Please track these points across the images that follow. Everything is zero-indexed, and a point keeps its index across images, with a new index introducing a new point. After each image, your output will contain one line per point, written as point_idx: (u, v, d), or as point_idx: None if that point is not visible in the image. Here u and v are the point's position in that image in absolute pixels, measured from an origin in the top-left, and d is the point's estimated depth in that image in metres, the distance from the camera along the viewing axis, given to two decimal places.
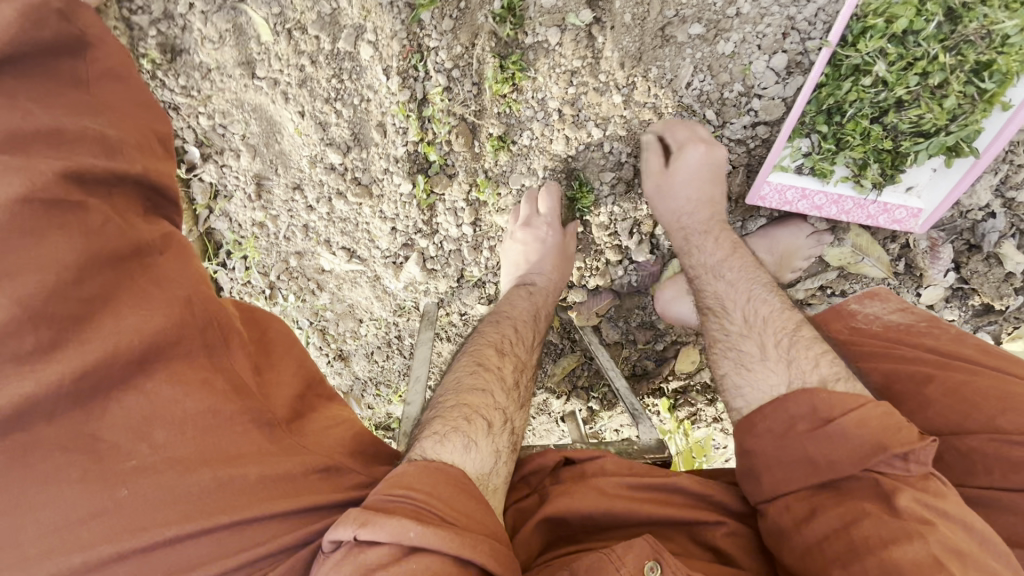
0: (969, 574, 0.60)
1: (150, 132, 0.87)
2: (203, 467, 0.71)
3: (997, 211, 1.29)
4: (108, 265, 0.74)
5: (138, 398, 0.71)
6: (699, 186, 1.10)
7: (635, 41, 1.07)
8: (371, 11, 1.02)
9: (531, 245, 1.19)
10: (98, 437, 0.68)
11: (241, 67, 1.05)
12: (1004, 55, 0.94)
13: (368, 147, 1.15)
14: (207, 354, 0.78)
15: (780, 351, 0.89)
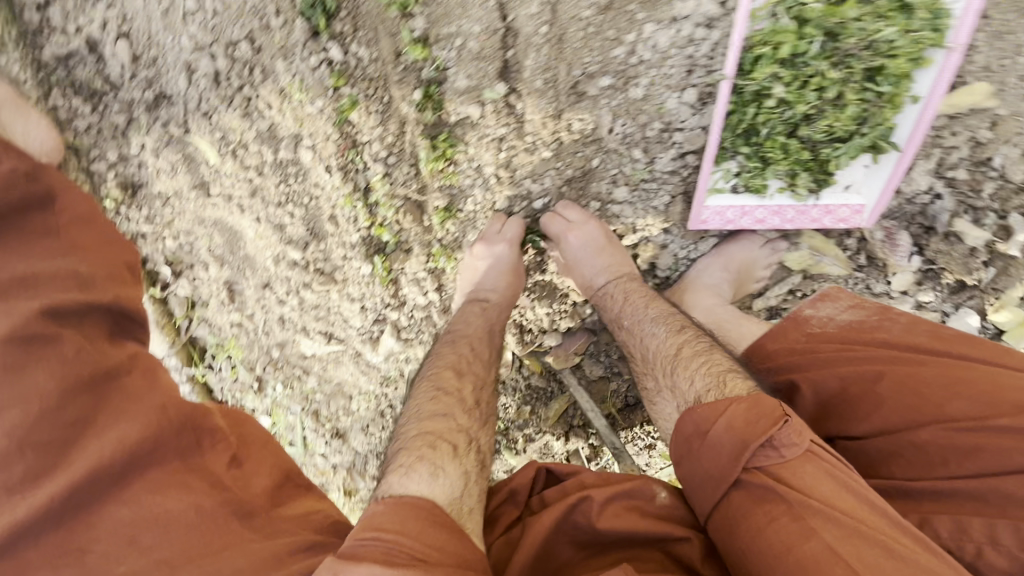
0: (863, 555, 0.70)
1: (122, 265, 0.94)
2: (189, 564, 0.75)
3: (942, 192, 1.31)
4: (87, 389, 0.77)
5: (121, 507, 0.75)
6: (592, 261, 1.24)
7: (551, 102, 1.13)
8: (305, 121, 1.09)
9: (488, 260, 1.24)
10: (87, 549, 0.72)
11: (196, 189, 1.13)
12: (892, 59, 0.99)
13: (325, 239, 1.22)
14: (181, 460, 0.82)
15: (666, 379, 1.04)
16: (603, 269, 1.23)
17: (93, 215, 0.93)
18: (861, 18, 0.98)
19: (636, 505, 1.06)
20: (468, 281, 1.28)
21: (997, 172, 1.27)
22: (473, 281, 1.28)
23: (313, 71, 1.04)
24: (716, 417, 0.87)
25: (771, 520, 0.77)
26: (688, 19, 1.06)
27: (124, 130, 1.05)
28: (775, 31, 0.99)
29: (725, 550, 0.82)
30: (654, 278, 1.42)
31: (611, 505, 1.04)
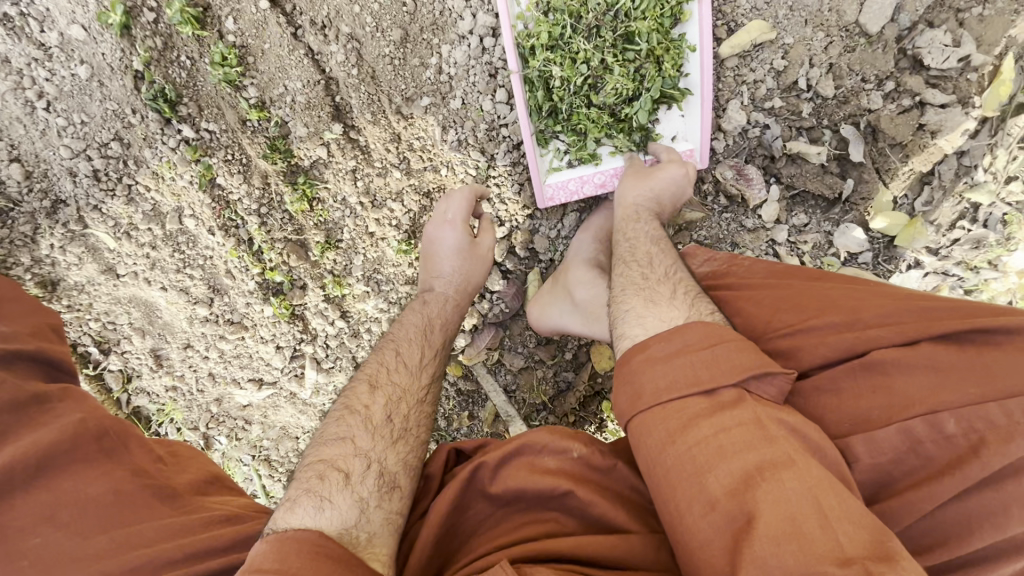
0: (813, 466, 0.72)
1: (44, 326, 1.10)
2: (102, 534, 0.90)
3: (767, 122, 1.43)
4: (11, 411, 0.93)
5: (42, 493, 0.90)
6: (657, 177, 1.19)
7: (386, 129, 1.31)
8: (181, 194, 1.28)
9: (441, 245, 1.29)
10: (9, 525, 0.87)
11: (105, 273, 1.31)
12: (635, 22, 1.18)
13: (227, 293, 1.39)
14: (106, 457, 0.96)
15: (685, 296, 1.00)
16: (659, 191, 1.18)
17: (18, 294, 1.12)
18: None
19: (536, 460, 0.99)
20: (435, 263, 1.30)
21: (809, 92, 1.41)
22: (438, 264, 1.31)
23: (174, 152, 1.24)
24: (714, 339, 0.86)
25: (740, 424, 0.77)
26: (473, 35, 1.26)
27: (34, 237, 1.25)
28: (530, 28, 1.19)
29: (658, 453, 0.79)
30: (538, 262, 1.52)
31: (511, 465, 0.99)
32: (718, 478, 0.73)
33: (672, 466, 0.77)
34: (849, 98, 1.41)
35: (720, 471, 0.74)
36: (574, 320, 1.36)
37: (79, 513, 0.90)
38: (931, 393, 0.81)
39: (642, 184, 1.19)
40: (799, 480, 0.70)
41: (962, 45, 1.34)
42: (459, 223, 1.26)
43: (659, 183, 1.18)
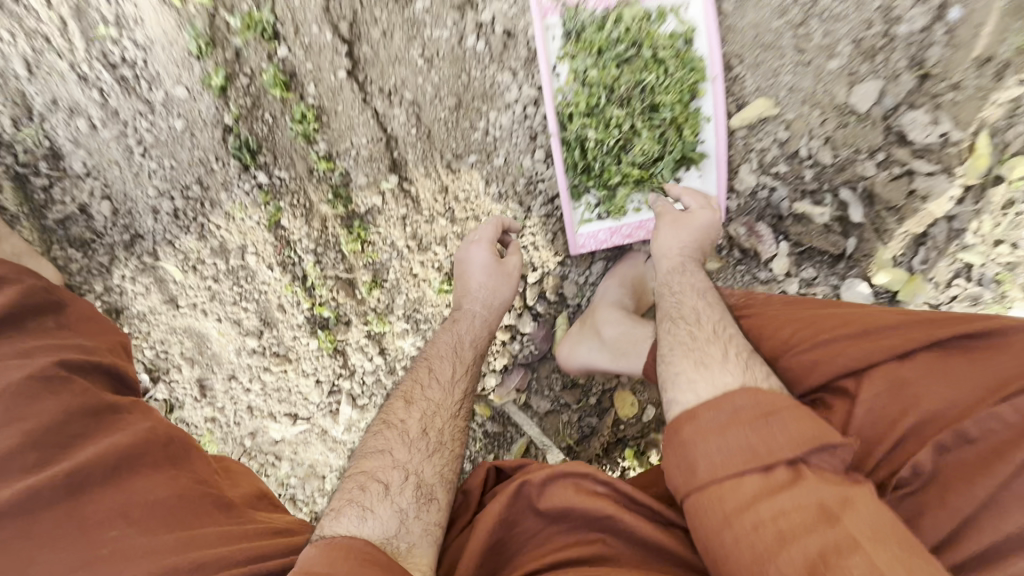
0: (879, 549, 0.75)
1: (117, 343, 1.17)
2: (171, 532, 0.90)
3: (773, 184, 1.61)
4: (89, 414, 0.97)
5: (116, 489, 0.91)
6: (693, 222, 1.29)
7: (436, 180, 1.47)
8: (249, 234, 1.41)
9: (469, 266, 1.36)
10: (84, 516, 0.87)
11: (168, 304, 1.41)
12: (660, 95, 1.36)
13: (277, 326, 1.47)
14: (172, 463, 1.00)
15: (736, 356, 1.03)
16: (695, 237, 1.28)
17: (94, 313, 1.18)
18: (628, 72, 1.36)
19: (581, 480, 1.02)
20: (467, 286, 1.35)
21: (810, 160, 1.59)
22: (469, 287, 1.34)
23: (247, 195, 1.39)
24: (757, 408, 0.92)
25: (797, 506, 0.81)
26: (518, 103, 1.43)
27: (109, 266, 1.37)
28: (569, 98, 1.38)
29: (720, 535, 0.84)
30: (565, 307, 1.62)
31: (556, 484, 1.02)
32: (782, 565, 0.77)
33: (736, 550, 0.82)
34: (845, 166, 1.58)
35: (786, 559, 0.77)
36: (599, 356, 1.46)
37: (140, 517, 0.90)
38: (954, 415, 0.87)
39: (671, 232, 1.28)
40: (863, 568, 0.73)
41: (941, 124, 1.55)
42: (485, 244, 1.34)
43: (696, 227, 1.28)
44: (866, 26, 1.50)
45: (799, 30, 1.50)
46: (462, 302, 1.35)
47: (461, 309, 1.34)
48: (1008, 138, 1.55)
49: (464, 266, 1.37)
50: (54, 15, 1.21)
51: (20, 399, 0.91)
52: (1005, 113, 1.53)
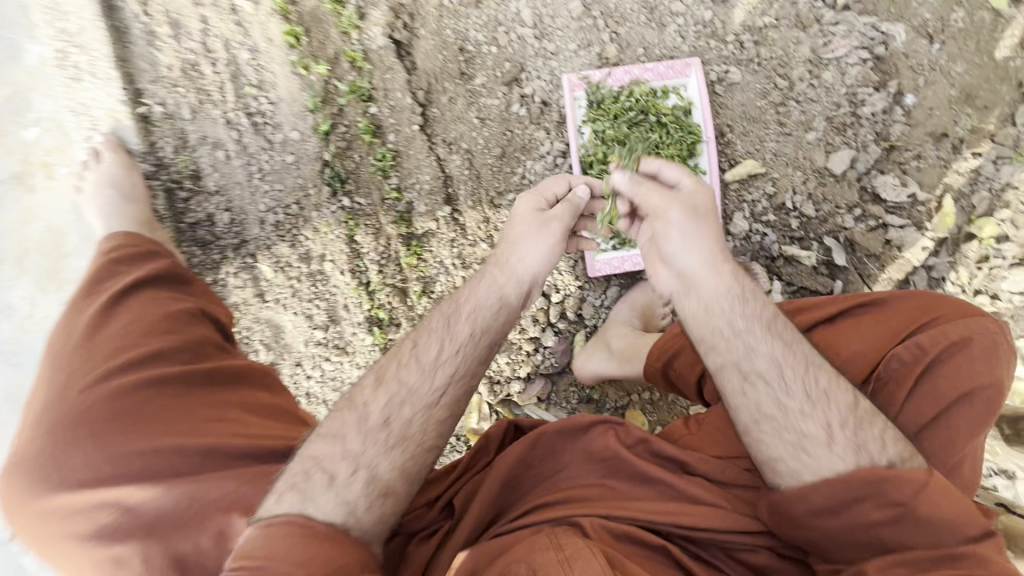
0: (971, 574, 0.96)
1: (225, 308, 1.43)
2: (272, 424, 1.19)
3: (766, 230, 1.88)
4: (221, 341, 1.29)
5: (237, 389, 1.22)
6: (698, 231, 1.18)
7: (481, 210, 1.81)
8: (329, 245, 1.75)
9: (508, 226, 1.35)
10: (216, 398, 1.17)
11: (257, 296, 1.73)
12: (664, 150, 1.70)
13: (341, 323, 1.77)
14: (269, 387, 1.30)
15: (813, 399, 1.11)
16: (690, 230, 1.17)
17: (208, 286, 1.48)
18: (638, 131, 1.71)
19: (590, 437, 1.26)
20: (510, 248, 1.30)
21: (795, 211, 1.87)
22: (511, 249, 1.30)
23: (333, 215, 1.75)
24: (857, 494, 1.03)
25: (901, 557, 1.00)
26: (549, 154, 1.80)
27: (218, 263, 1.72)
28: (590, 151, 1.73)
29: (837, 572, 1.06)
30: (584, 326, 1.87)
31: (570, 437, 1.27)
32: None
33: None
34: (827, 218, 1.86)
35: None
36: (609, 364, 1.68)
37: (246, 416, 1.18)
38: (880, 346, 1.22)
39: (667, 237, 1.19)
40: None
41: (909, 186, 1.85)
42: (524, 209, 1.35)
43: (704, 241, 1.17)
44: (835, 106, 1.85)
45: (780, 108, 1.86)
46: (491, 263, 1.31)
47: (492, 278, 1.28)
48: (973, 201, 1.84)
49: (513, 226, 1.34)
50: (218, 79, 1.68)
51: (184, 317, 1.26)
52: (967, 180, 1.84)
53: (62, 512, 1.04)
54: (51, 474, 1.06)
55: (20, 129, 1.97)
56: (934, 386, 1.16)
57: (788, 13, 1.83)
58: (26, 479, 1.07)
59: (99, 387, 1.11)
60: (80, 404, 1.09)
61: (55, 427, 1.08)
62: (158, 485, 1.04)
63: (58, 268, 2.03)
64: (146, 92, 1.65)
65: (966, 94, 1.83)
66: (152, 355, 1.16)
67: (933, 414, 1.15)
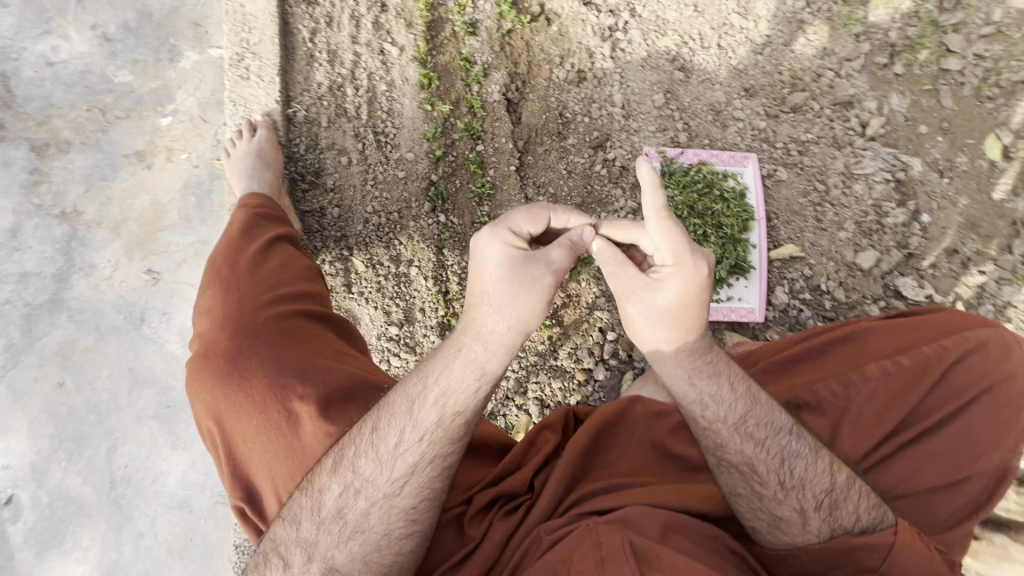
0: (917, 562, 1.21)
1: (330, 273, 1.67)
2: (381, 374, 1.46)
3: (802, 306, 2.12)
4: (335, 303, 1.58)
5: (355, 345, 1.51)
6: (669, 304, 1.23)
7: None
8: (419, 253, 1.93)
9: (480, 274, 1.18)
10: (345, 345, 1.46)
11: (343, 286, 1.89)
12: (722, 222, 2.01)
13: (414, 323, 1.90)
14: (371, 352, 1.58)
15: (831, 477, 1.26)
16: (664, 302, 1.22)
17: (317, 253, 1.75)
18: (701, 203, 2.02)
19: (637, 429, 1.43)
20: (482, 308, 1.16)
21: (829, 294, 2.12)
22: (483, 312, 1.16)
23: (428, 227, 1.95)
24: (832, 564, 1.22)
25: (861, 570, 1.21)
26: (622, 210, 2.06)
27: (316, 250, 1.89)
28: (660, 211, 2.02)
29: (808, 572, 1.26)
30: (632, 365, 2.00)
31: (627, 429, 1.43)
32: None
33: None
34: (856, 305, 2.11)
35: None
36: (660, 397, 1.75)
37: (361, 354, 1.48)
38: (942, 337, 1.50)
39: (646, 312, 1.24)
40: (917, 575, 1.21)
41: (926, 288, 2.12)
42: (497, 260, 1.17)
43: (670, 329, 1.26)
44: (863, 214, 2.17)
45: (818, 207, 2.18)
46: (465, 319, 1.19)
47: (464, 348, 1.18)
48: (980, 312, 2.09)
49: (487, 281, 1.17)
50: (358, 100, 1.97)
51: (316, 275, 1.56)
52: (974, 293, 2.11)
53: (232, 398, 1.29)
54: (230, 372, 1.30)
55: (159, 116, 2.23)
56: (966, 373, 1.44)
57: (827, 134, 2.23)
58: (204, 366, 1.33)
59: (268, 310, 1.38)
60: (253, 319, 1.37)
61: (232, 332, 1.34)
62: (310, 389, 1.28)
63: (150, 239, 2.17)
64: (295, 99, 1.94)
65: (971, 223, 2.13)
66: (302, 294, 1.46)
67: (970, 392, 1.42)
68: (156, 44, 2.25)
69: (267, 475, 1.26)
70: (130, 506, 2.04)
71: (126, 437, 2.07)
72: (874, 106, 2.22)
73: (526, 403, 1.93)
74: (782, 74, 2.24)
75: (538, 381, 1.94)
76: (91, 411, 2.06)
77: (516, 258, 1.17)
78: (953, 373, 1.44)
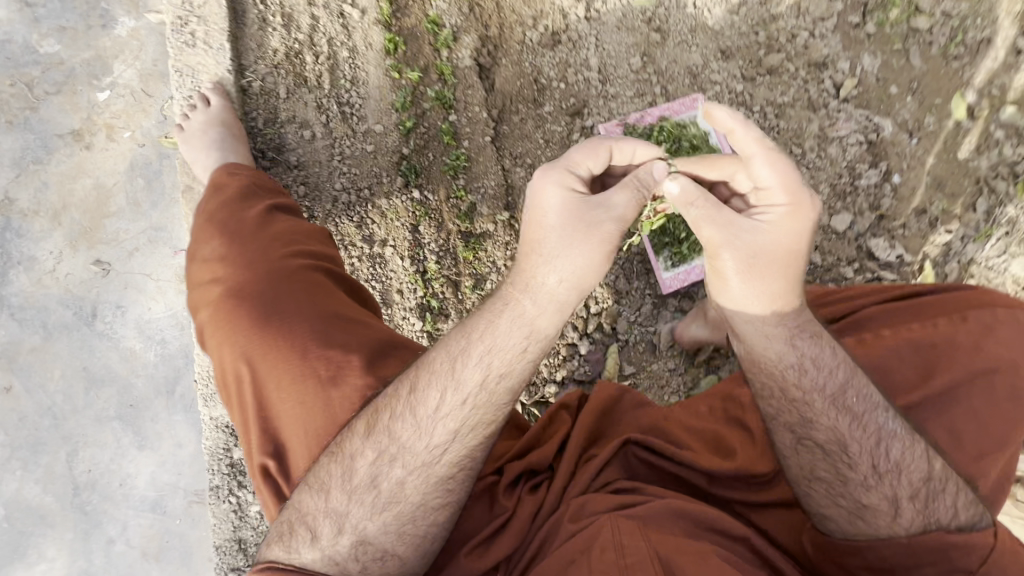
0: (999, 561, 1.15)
1: None
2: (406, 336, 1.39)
3: None
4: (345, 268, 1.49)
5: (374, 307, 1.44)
6: (769, 246, 1.13)
7: None
8: (393, 231, 1.84)
9: (542, 219, 1.06)
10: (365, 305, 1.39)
11: None
12: None
13: (393, 306, 1.83)
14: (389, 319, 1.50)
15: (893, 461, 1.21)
16: (764, 244, 1.12)
17: None
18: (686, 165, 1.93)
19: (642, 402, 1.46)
20: (541, 258, 1.04)
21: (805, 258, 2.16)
22: (540, 263, 1.04)
23: (402, 204, 1.85)
24: (923, 560, 1.14)
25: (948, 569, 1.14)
26: None
27: None
28: None
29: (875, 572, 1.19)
30: (616, 337, 1.99)
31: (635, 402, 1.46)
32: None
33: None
34: (829, 268, 2.17)
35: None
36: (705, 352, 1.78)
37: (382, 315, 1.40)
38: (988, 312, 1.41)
39: (742, 253, 1.12)
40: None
41: (896, 249, 2.17)
42: (560, 203, 1.05)
43: (767, 286, 1.15)
44: (837, 177, 2.19)
45: None
46: (526, 270, 1.07)
47: (519, 306, 1.06)
48: (945, 270, 2.16)
49: (541, 229, 1.05)
50: (318, 68, 1.83)
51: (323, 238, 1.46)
52: (940, 252, 2.18)
53: (264, 345, 1.21)
54: (255, 320, 1.24)
55: (94, 90, 2.02)
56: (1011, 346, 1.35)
57: (802, 97, 2.21)
58: (228, 315, 1.26)
59: (290, 260, 1.32)
60: (279, 268, 1.31)
61: (258, 279, 1.28)
62: (340, 339, 1.22)
63: (96, 226, 1.99)
64: (248, 68, 1.78)
65: (937, 182, 2.18)
66: (321, 256, 1.39)
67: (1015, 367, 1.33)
68: (84, 8, 2.02)
69: (296, 429, 1.17)
70: (97, 512, 1.92)
71: (87, 441, 1.94)
72: (848, 67, 2.21)
73: None
74: (757, 34, 2.19)
75: None
76: (45, 415, 1.92)
77: (581, 200, 1.05)
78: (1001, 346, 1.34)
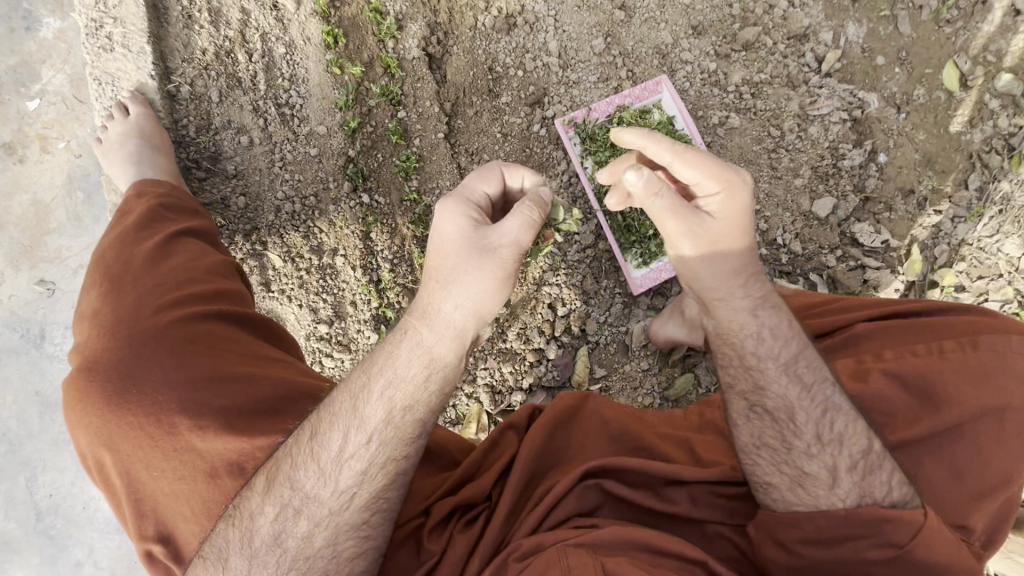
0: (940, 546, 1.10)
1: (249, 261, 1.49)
2: (304, 377, 1.31)
3: None
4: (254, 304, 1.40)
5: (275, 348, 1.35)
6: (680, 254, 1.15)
7: None
8: (343, 240, 1.74)
9: (440, 254, 1.08)
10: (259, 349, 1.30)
11: (262, 286, 1.73)
12: None
13: (345, 319, 1.75)
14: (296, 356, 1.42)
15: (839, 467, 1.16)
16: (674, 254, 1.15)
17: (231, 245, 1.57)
18: None
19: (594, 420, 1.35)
20: (440, 290, 1.06)
21: (785, 247, 2.05)
22: (438, 293, 1.06)
23: (351, 210, 1.74)
24: (853, 535, 1.11)
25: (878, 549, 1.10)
26: (564, 174, 1.89)
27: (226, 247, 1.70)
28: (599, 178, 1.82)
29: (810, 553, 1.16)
30: (586, 339, 1.90)
31: (589, 420, 1.35)
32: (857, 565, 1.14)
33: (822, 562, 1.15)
34: (812, 257, 2.05)
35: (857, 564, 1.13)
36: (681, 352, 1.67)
37: (281, 359, 1.31)
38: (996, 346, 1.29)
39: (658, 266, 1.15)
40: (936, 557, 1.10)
41: (883, 233, 2.04)
42: (457, 241, 1.07)
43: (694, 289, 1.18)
44: (819, 158, 2.05)
45: (773, 154, 2.05)
46: (425, 300, 1.09)
47: (417, 333, 1.08)
48: (934, 253, 2.04)
49: (442, 256, 1.08)
50: (251, 67, 1.70)
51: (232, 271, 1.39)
52: (929, 234, 2.05)
53: (133, 420, 1.13)
54: (123, 390, 1.14)
55: (23, 99, 1.90)
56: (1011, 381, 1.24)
57: (781, 73, 2.05)
58: (92, 386, 1.16)
59: (163, 317, 1.21)
60: (150, 327, 1.20)
61: (124, 343, 1.18)
62: (220, 405, 1.14)
63: (37, 245, 1.90)
64: (175, 72, 1.67)
65: (927, 159, 2.04)
66: (209, 300, 1.28)
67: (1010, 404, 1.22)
68: (5, 11, 1.89)
69: (176, 507, 1.11)
70: (62, 536, 1.90)
71: (46, 466, 1.89)
72: (830, 38, 2.05)
73: (476, 390, 1.84)
74: (731, 6, 2.03)
75: (486, 366, 1.84)
76: (0, 441, 1.88)
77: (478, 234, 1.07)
78: (998, 381, 1.24)
